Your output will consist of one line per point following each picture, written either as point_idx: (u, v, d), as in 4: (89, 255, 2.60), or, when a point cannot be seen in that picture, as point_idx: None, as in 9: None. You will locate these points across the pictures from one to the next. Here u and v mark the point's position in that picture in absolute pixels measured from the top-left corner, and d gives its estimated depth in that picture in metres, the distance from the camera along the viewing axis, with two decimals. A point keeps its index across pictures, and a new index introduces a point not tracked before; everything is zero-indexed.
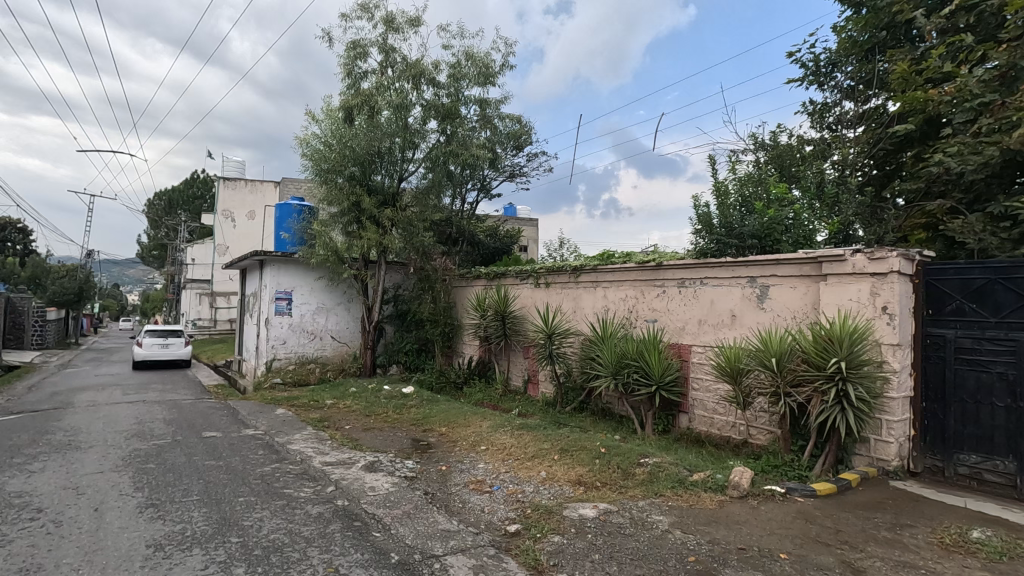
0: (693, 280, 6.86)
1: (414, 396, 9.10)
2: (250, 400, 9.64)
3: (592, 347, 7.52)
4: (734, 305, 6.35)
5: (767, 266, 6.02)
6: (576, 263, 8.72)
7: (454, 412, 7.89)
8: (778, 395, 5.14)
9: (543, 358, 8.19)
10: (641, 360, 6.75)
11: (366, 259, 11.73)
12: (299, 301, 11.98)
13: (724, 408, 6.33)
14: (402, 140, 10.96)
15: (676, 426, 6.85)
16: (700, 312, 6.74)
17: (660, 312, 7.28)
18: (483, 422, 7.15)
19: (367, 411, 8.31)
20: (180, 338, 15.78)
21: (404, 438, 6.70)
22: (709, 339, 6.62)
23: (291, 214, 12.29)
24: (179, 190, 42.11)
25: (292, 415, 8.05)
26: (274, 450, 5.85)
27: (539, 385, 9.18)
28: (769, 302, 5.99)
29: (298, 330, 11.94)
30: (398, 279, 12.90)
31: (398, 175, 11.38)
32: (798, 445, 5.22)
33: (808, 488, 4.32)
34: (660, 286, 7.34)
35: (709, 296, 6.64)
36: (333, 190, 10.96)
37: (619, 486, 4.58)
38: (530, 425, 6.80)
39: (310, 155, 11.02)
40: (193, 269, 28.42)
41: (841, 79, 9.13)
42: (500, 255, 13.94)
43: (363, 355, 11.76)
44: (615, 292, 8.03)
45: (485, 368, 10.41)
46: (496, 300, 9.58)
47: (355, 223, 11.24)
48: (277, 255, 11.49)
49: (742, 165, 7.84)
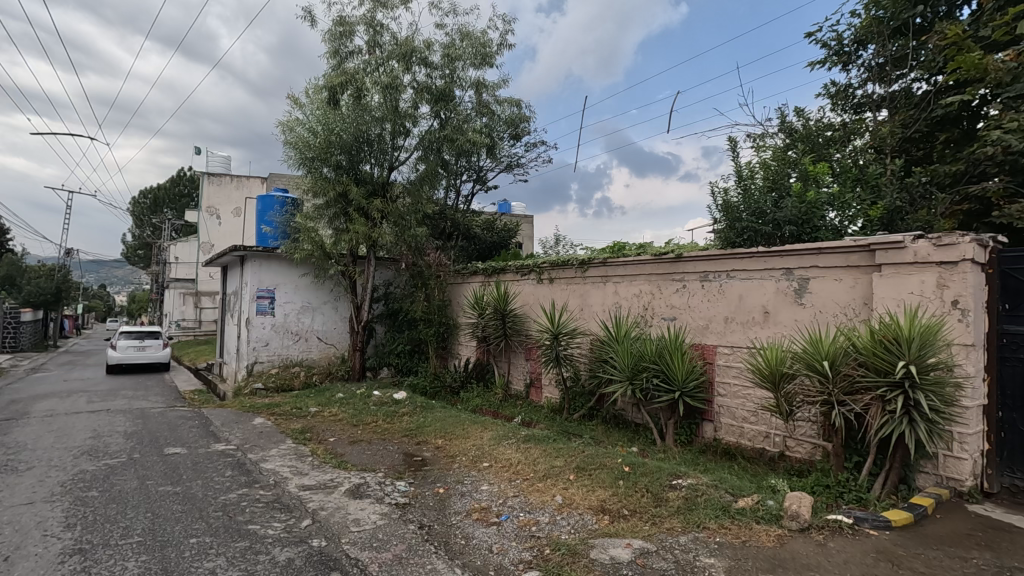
0: (718, 273, 6.14)
1: (407, 403, 8.34)
2: (227, 407, 8.83)
3: (605, 349, 6.81)
4: (767, 300, 5.65)
5: (807, 256, 5.32)
6: (584, 256, 8.00)
7: (452, 421, 7.14)
8: (830, 404, 4.44)
9: (549, 360, 7.44)
10: (661, 363, 6.04)
11: (354, 254, 10.95)
12: (283, 299, 11.16)
13: (756, 417, 5.64)
14: (392, 125, 10.19)
15: (699, 436, 6.14)
16: (727, 309, 6.03)
17: (680, 309, 6.56)
18: (484, 432, 6.40)
19: (355, 420, 7.53)
20: (157, 340, 14.90)
21: (394, 452, 5.94)
22: (737, 339, 5.91)
23: (273, 204, 11.43)
24: (164, 189, 41.02)
25: (271, 426, 7.26)
26: (244, 469, 5.07)
27: (542, 390, 8.47)
28: (809, 298, 5.29)
29: (282, 331, 11.13)
30: (389, 276, 12.11)
31: (388, 164, 10.61)
32: (851, 462, 4.51)
33: (880, 518, 3.61)
34: (679, 280, 6.62)
35: (737, 291, 5.94)
36: (318, 179, 10.17)
37: (652, 516, 3.85)
38: (538, 436, 6.07)
39: (293, 141, 10.22)
40: (177, 268, 27.42)
41: (868, 58, 8.46)
42: (497, 250, 13.21)
43: (352, 357, 10.98)
44: (627, 288, 7.31)
45: (483, 371, 9.65)
46: (495, 297, 8.84)
47: (342, 216, 10.45)
48: (259, 250, 10.67)
49: (767, 147, 7.14)
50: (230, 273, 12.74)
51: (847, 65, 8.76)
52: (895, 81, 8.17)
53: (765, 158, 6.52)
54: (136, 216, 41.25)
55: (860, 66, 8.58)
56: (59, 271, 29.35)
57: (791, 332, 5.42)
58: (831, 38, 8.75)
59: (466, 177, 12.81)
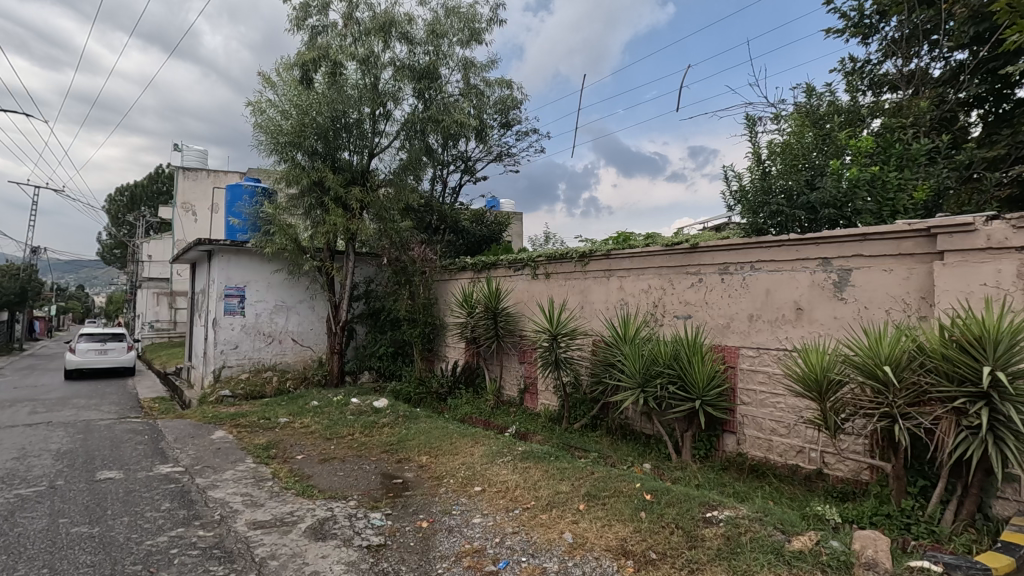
0: (741, 265, 5.42)
1: (388, 413, 7.50)
2: (186, 418, 7.90)
3: (610, 351, 6.04)
4: (800, 295, 4.93)
5: (848, 243, 4.60)
6: (584, 248, 7.24)
7: (438, 433, 6.33)
8: (890, 417, 3.70)
9: (547, 365, 6.66)
10: (677, 367, 5.29)
11: (332, 248, 10.08)
12: (254, 298, 10.25)
13: (789, 429, 4.92)
14: (371, 105, 9.36)
15: (720, 450, 5.41)
16: (752, 305, 5.31)
17: (695, 306, 5.83)
18: (474, 448, 5.59)
19: (328, 433, 6.67)
20: (121, 343, 13.83)
21: (371, 474, 5.10)
22: (764, 340, 5.19)
23: (243, 193, 10.48)
24: (141, 185, 39.51)
25: (232, 440, 6.37)
26: (186, 501, 4.20)
27: (538, 397, 7.68)
28: (851, 291, 4.58)
29: (252, 333, 10.22)
30: (371, 273, 11.25)
31: (368, 150, 9.78)
32: (916, 486, 3.78)
33: (977, 565, 2.87)
34: (694, 274, 5.88)
35: (764, 285, 5.22)
36: (291, 165, 9.29)
37: (687, 562, 3.07)
38: (536, 452, 5.28)
39: (263, 123, 9.33)
40: (150, 267, 26.17)
41: (889, 31, 7.84)
42: (487, 244, 12.39)
43: (330, 360, 10.11)
44: (634, 283, 6.56)
45: (472, 376, 8.83)
46: (485, 293, 8.05)
47: (318, 206, 9.60)
48: (228, 244, 9.77)
49: (789, 123, 6.43)
50: (198, 270, 11.78)
51: (865, 39, 8.13)
52: (918, 57, 7.56)
53: (790, 133, 5.81)
54: (110, 213, 39.75)
55: (881, 40, 7.94)
56: (26, 271, 27.91)
57: (830, 331, 4.70)
58: (849, 9, 8.12)
59: (453, 166, 12.01)
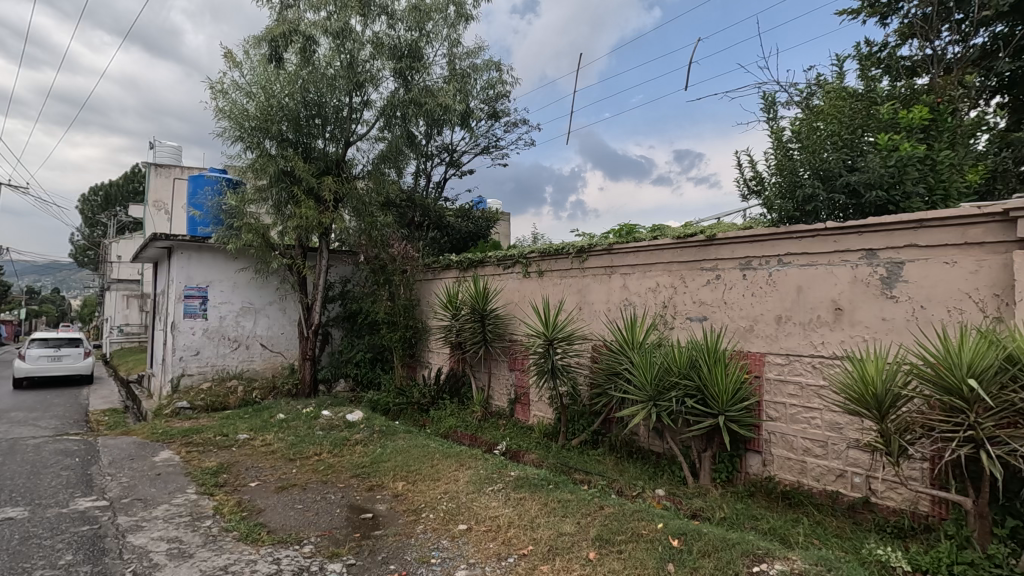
0: (766, 259, 4.72)
1: (362, 428, 6.67)
2: (132, 435, 6.97)
3: (615, 357, 5.31)
4: (839, 293, 4.24)
5: (899, 231, 3.91)
6: (581, 243, 6.52)
7: (418, 453, 5.53)
8: (974, 442, 2.98)
9: (541, 374, 5.90)
10: (697, 376, 4.57)
11: (304, 245, 9.23)
12: (218, 300, 9.35)
13: (827, 450, 4.23)
14: (347, 86, 8.56)
15: (743, 471, 4.70)
16: (780, 305, 4.61)
17: (711, 306, 5.12)
18: (459, 473, 4.81)
19: (291, 453, 5.83)
20: (76, 349, 12.78)
21: (335, 507, 4.27)
22: (795, 346, 4.49)
23: (204, 183, 9.52)
24: (114, 185, 38.01)
25: (177, 464, 5.48)
26: (96, 551, 3.35)
27: (530, 408, 6.92)
28: (902, 289, 3.89)
29: (216, 337, 9.31)
30: (347, 272, 10.40)
31: (344, 138, 8.98)
32: (1003, 527, 3.07)
33: None
34: (709, 269, 5.17)
35: (794, 281, 4.53)
36: (259, 154, 8.48)
37: None
38: (531, 478, 4.51)
39: (228, 108, 8.49)
40: (120, 268, 24.90)
41: (910, 9, 7.24)
42: (472, 242, 11.55)
43: (301, 368, 9.23)
44: (639, 281, 5.84)
45: (456, 385, 8.04)
46: (471, 293, 7.28)
47: (287, 198, 8.76)
48: (189, 240, 8.87)
49: (813, 103, 5.76)
50: (159, 270, 10.82)
51: (883, 19, 7.52)
52: (942, 37, 6.97)
53: (818, 109, 5.13)
54: (83, 213, 38.32)
55: (900, 20, 7.33)
56: None
57: (877, 334, 4.01)
58: None
59: (437, 159, 11.24)
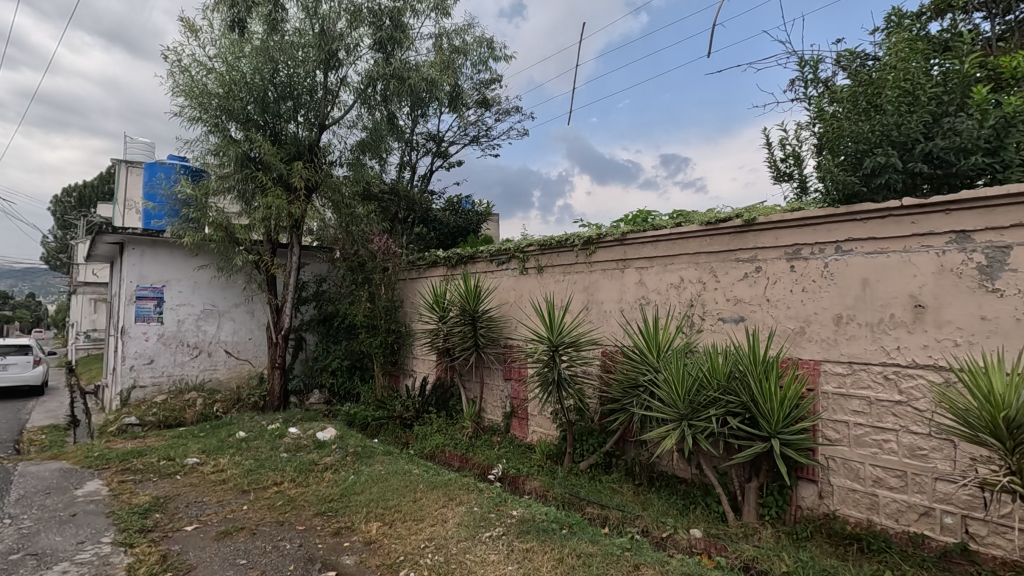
0: (820, 247, 3.90)
1: (334, 450, 5.72)
2: (64, 459, 5.93)
3: (633, 365, 4.44)
4: (920, 287, 3.41)
5: (1005, 207, 3.08)
6: (589, 233, 5.67)
7: (398, 482, 4.62)
8: None
9: (544, 385, 5.01)
10: (742, 390, 3.72)
11: (273, 241, 8.27)
12: (176, 302, 8.34)
13: (907, 481, 3.41)
14: (320, 59, 7.64)
15: (795, 505, 3.87)
16: (840, 302, 3.78)
17: (750, 304, 4.29)
18: (448, 511, 3.90)
19: (246, 482, 4.85)
20: (24, 357, 11.61)
21: (287, 562, 3.33)
22: (861, 352, 3.66)
23: (159, 170, 8.44)
24: (88, 186, 36.44)
25: (102, 499, 4.48)
26: None
27: (529, 424, 6.04)
28: (1009, 280, 3.07)
29: (173, 343, 8.30)
30: (324, 271, 9.46)
31: (318, 119, 8.05)
32: None
33: None
34: (746, 261, 4.33)
35: (858, 273, 3.70)
36: (220, 137, 7.53)
37: None
38: (538, 520, 3.61)
39: (185, 86, 7.53)
40: (88, 271, 23.54)
41: None
42: (462, 237, 10.62)
43: (270, 378, 8.23)
44: (657, 276, 4.99)
45: (444, 397, 7.13)
46: (460, 292, 6.40)
47: (254, 186, 7.81)
48: (141, 234, 7.83)
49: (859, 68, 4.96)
50: (113, 269, 9.75)
51: None
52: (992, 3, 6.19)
53: (873, 69, 4.33)
54: (55, 214, 36.77)
55: None
56: None
57: (973, 338, 3.19)
58: None
59: (424, 148, 10.34)
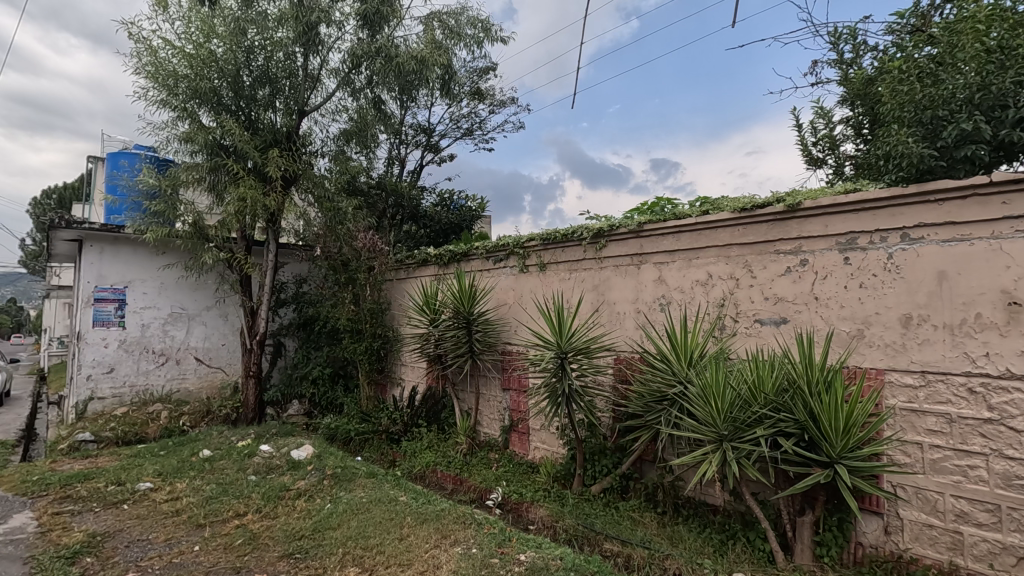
0: (882, 235, 3.28)
1: (310, 472, 5.02)
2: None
3: (657, 375, 3.79)
4: (1015, 280, 2.80)
5: None
6: (599, 225, 5.02)
7: (383, 512, 3.93)
8: None
9: (551, 398, 4.33)
10: (796, 406, 3.08)
11: (247, 237, 7.56)
12: (140, 305, 7.60)
13: (1002, 517, 2.79)
14: (299, 36, 6.97)
15: (855, 541, 3.25)
16: (909, 300, 3.17)
17: (794, 303, 3.67)
18: (441, 555, 3.22)
19: (202, 514, 4.14)
20: None
21: None
22: (936, 360, 3.05)
23: (122, 160, 7.75)
24: (66, 187, 35.38)
25: (26, 538, 3.74)
26: None
27: (530, 440, 5.39)
28: None
29: (136, 350, 7.54)
30: (305, 271, 8.75)
31: (297, 103, 7.36)
32: None
33: None
34: (789, 253, 3.71)
35: (933, 265, 3.09)
36: (187, 122, 6.82)
37: None
38: (552, 569, 2.93)
39: (149, 67, 6.79)
40: (63, 274, 22.57)
41: None
42: (454, 235, 9.94)
43: (243, 387, 7.50)
44: (680, 271, 4.37)
45: (435, 409, 6.46)
46: (453, 292, 5.73)
47: (226, 176, 7.10)
48: (100, 229, 7.08)
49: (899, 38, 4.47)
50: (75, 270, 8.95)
51: None
52: None
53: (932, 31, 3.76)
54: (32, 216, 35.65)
55: None
56: None
57: None
58: None
59: (414, 140, 9.69)
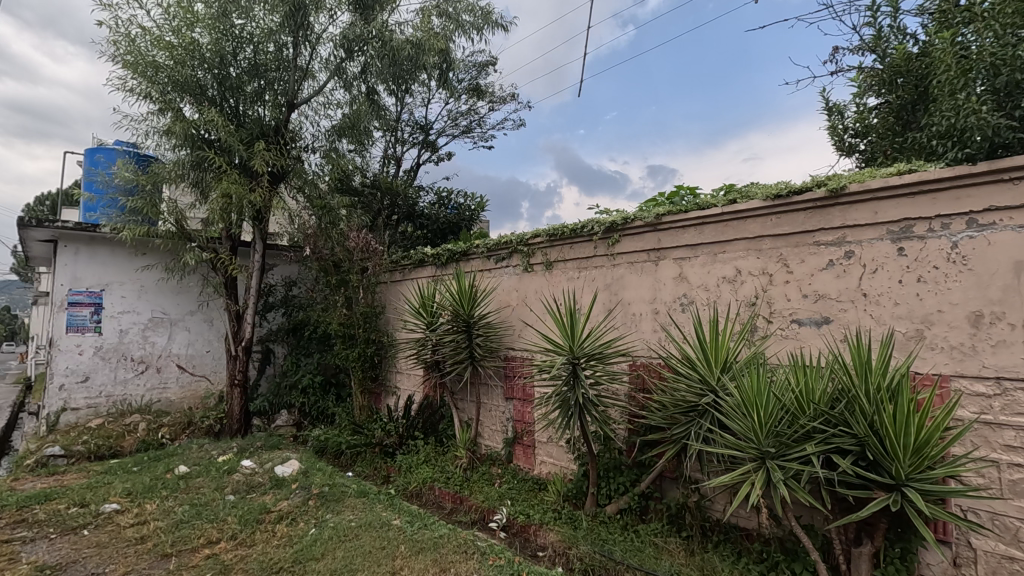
0: (945, 222, 2.86)
1: (294, 492, 4.55)
2: None
3: (683, 383, 3.36)
4: None
5: None
6: (612, 219, 4.60)
7: (373, 540, 3.47)
8: None
9: (562, 410, 3.89)
10: (854, 419, 2.64)
11: (233, 237, 7.11)
12: (118, 309, 7.14)
13: None
14: (287, 22, 6.57)
15: None
16: (979, 296, 2.75)
17: (838, 301, 3.25)
18: None
19: (170, 542, 3.66)
20: None
21: None
22: (1015, 364, 2.62)
23: (100, 156, 7.31)
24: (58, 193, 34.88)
25: None
26: None
27: (537, 453, 4.94)
28: None
29: (114, 357, 7.08)
30: (295, 274, 8.31)
31: (286, 95, 6.96)
32: None
33: None
34: (831, 244, 3.29)
35: (1009, 253, 2.66)
36: (167, 113, 6.37)
37: None
38: None
39: (126, 55, 6.35)
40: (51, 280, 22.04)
41: None
42: (452, 236, 9.52)
43: (228, 397, 7.03)
44: (703, 267, 3.95)
45: (433, 420, 6.01)
46: (452, 293, 5.29)
47: (209, 171, 6.66)
48: (74, 229, 6.63)
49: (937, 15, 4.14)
50: None
51: None
52: None
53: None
54: None
55: None
56: None
57: None
58: None
59: (411, 138, 9.29)
